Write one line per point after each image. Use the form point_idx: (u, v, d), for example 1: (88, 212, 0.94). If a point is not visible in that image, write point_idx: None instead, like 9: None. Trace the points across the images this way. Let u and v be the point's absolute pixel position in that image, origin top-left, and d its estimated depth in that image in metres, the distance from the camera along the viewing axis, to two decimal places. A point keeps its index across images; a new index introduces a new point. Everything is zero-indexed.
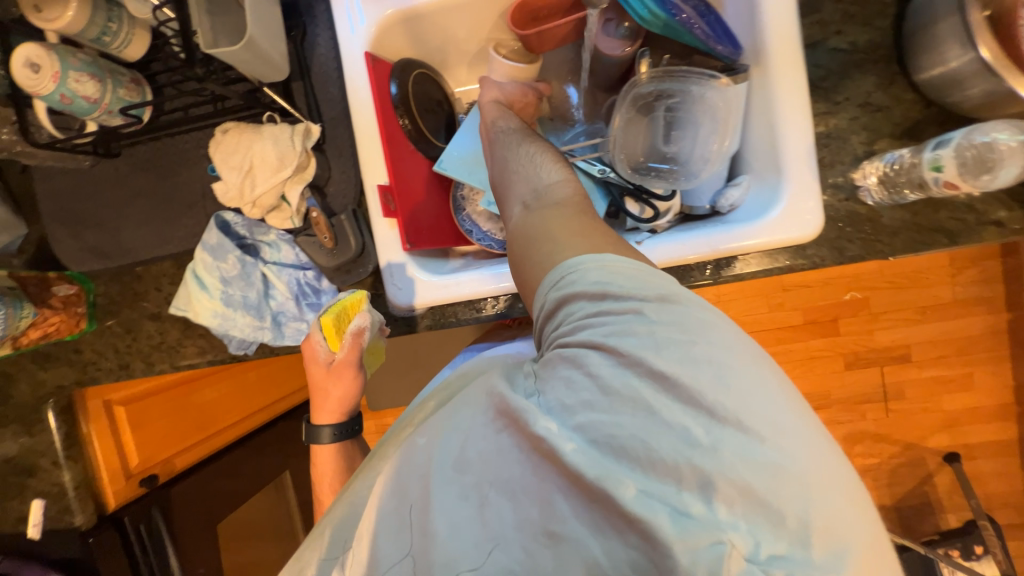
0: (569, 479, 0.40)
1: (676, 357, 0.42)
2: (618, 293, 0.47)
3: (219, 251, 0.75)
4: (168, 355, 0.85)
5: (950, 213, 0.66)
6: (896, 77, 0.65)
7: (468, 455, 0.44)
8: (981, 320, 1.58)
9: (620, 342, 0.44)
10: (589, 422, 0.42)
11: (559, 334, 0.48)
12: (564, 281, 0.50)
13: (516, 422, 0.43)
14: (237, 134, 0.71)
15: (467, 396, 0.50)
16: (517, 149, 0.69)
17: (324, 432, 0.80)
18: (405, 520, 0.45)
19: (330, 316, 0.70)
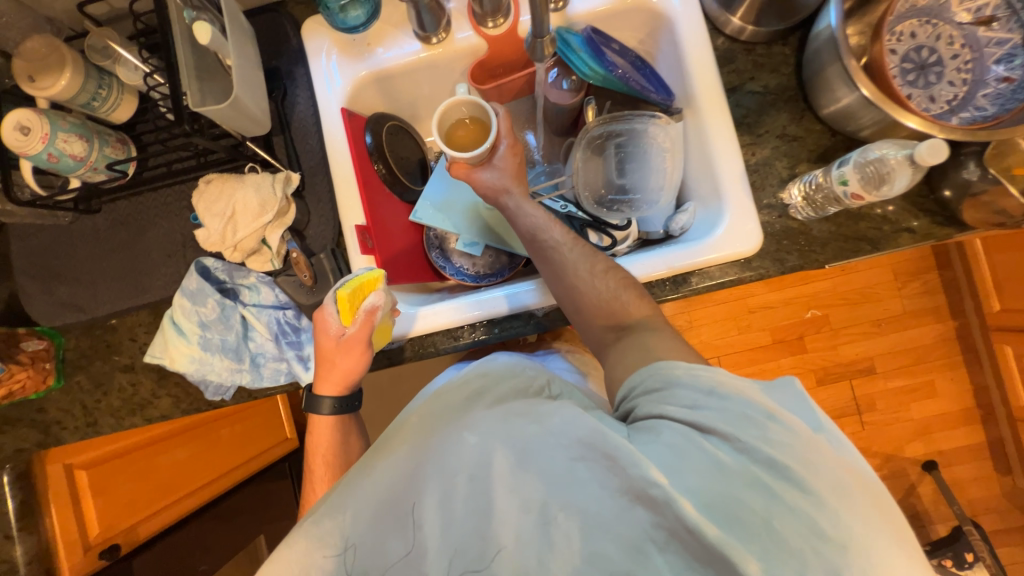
0: (663, 521, 0.43)
1: (802, 457, 0.44)
2: (727, 388, 0.50)
3: (198, 296, 0.77)
4: (141, 407, 0.84)
5: (869, 224, 0.75)
6: (805, 112, 0.76)
7: (543, 480, 0.47)
8: (932, 329, 1.68)
9: (739, 433, 0.46)
10: (705, 492, 0.44)
11: (665, 411, 0.50)
12: (667, 371, 0.53)
13: (612, 463, 0.46)
14: (220, 184, 0.75)
15: (526, 406, 0.52)
16: (582, 259, 0.70)
17: (324, 403, 0.74)
18: (463, 524, 0.47)
19: (345, 291, 0.67)
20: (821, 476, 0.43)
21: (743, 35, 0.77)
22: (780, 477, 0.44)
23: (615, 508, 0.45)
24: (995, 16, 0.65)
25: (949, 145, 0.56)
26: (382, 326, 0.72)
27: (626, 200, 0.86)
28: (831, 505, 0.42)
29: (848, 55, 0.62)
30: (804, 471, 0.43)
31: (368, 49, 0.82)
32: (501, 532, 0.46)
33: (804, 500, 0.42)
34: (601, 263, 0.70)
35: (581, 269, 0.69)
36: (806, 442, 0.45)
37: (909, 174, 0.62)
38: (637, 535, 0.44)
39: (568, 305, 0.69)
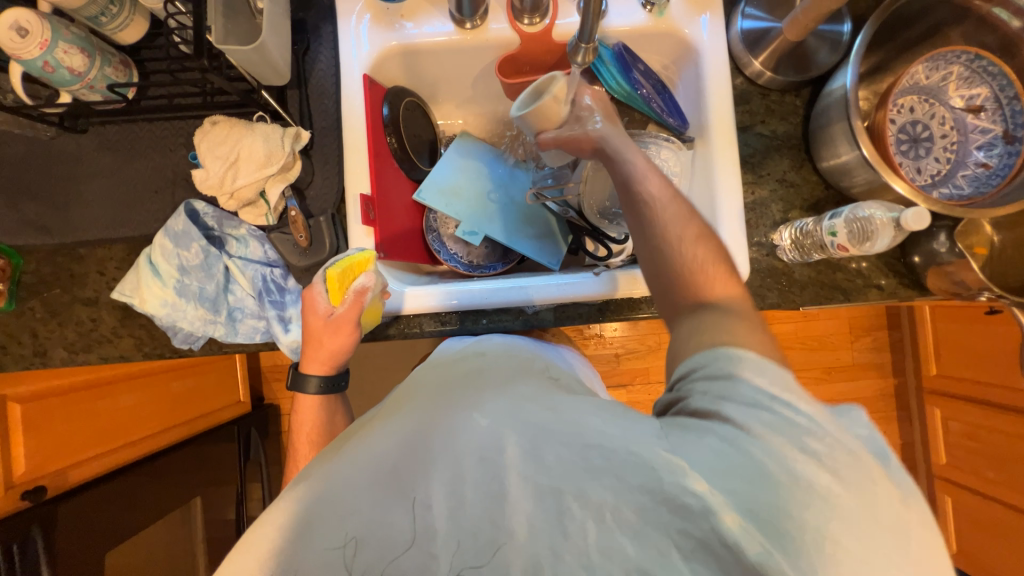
0: (692, 529, 0.42)
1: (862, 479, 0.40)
2: (796, 395, 0.44)
3: (183, 239, 0.74)
4: (98, 345, 0.79)
5: (845, 275, 0.80)
6: (805, 162, 0.81)
7: (556, 469, 0.47)
8: (874, 384, 1.81)
9: (796, 437, 0.41)
10: (751, 504, 0.40)
11: (714, 402, 0.46)
12: (733, 359, 0.47)
13: (639, 463, 0.44)
14: (226, 127, 0.72)
15: (538, 395, 0.54)
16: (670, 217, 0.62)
17: (310, 381, 0.73)
18: (472, 507, 0.48)
19: (335, 270, 0.67)
20: (882, 513, 0.39)
21: (761, 79, 0.82)
22: (844, 498, 0.40)
23: (639, 511, 0.44)
24: (983, 107, 0.70)
25: (930, 215, 0.61)
26: (372, 309, 0.71)
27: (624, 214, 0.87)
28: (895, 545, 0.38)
29: (856, 115, 0.66)
30: (869, 500, 0.39)
31: (400, 21, 0.81)
32: (514, 520, 0.47)
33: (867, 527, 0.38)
34: (696, 228, 0.61)
35: (672, 231, 0.60)
36: (865, 464, 0.40)
37: (890, 236, 0.66)
38: (654, 537, 0.43)
39: (653, 271, 0.61)
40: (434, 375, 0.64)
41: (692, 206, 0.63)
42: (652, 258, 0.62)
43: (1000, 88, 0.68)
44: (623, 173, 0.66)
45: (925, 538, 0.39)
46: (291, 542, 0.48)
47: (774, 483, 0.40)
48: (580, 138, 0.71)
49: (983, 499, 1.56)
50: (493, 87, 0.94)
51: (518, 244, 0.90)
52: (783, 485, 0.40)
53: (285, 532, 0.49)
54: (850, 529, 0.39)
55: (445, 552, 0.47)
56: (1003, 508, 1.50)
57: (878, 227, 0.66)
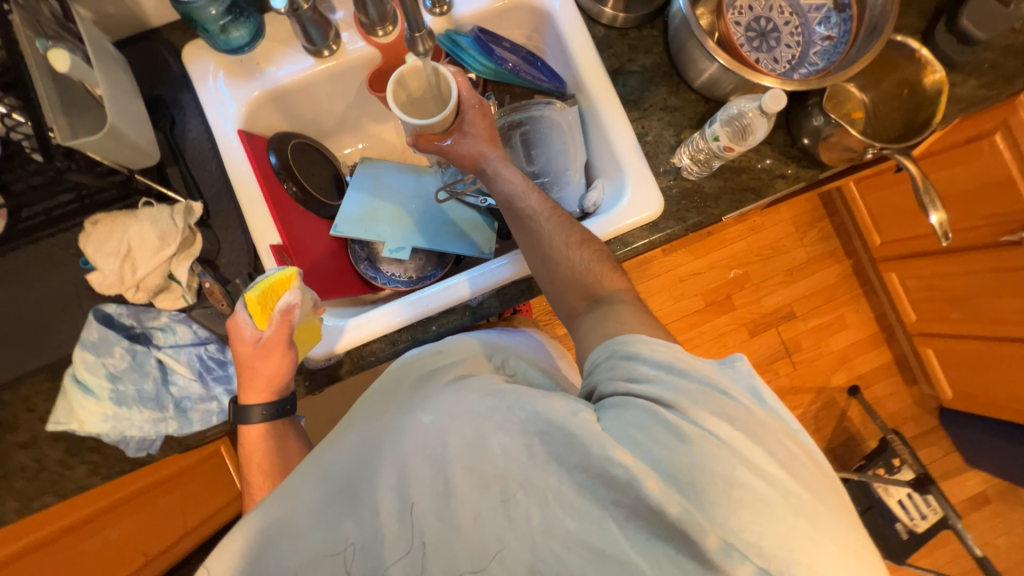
0: (623, 499, 0.43)
1: (739, 427, 0.45)
2: (684, 362, 0.50)
3: (103, 347, 0.70)
4: (52, 483, 0.74)
5: (750, 176, 0.84)
6: (680, 85, 0.85)
7: (500, 458, 0.47)
8: (833, 270, 1.90)
9: (684, 403, 0.46)
10: (661, 461, 0.44)
11: (617, 386, 0.50)
12: (628, 345, 0.53)
13: (568, 439, 0.46)
14: (109, 222, 0.70)
15: (482, 382, 0.55)
16: (554, 229, 0.68)
17: (252, 412, 0.70)
18: (420, 509, 0.48)
19: (253, 294, 0.66)
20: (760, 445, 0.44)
21: (616, 22, 0.85)
22: (738, 442, 0.44)
23: (575, 486, 0.45)
24: None
25: (785, 95, 0.65)
26: (306, 325, 0.71)
27: None
28: (774, 467, 0.43)
29: (702, 31, 0.69)
30: (750, 437, 0.44)
31: (259, 69, 0.80)
32: (460, 512, 0.47)
33: (748, 460, 0.43)
34: (579, 234, 0.68)
35: (557, 241, 0.67)
36: (744, 412, 0.46)
37: (764, 124, 0.70)
38: (593, 511, 0.44)
39: (541, 276, 0.67)
40: (376, 388, 0.63)
41: (570, 217, 0.69)
42: (544, 266, 0.67)
43: None
44: (508, 194, 0.72)
45: (805, 464, 0.44)
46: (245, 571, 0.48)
47: (684, 438, 0.44)
48: (465, 157, 0.74)
49: (959, 339, 1.65)
50: (376, 106, 0.95)
51: (449, 245, 0.91)
52: (698, 442, 0.44)
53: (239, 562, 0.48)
54: (744, 465, 0.42)
55: (394, 559, 0.47)
56: (977, 341, 1.58)
57: (752, 119, 0.70)
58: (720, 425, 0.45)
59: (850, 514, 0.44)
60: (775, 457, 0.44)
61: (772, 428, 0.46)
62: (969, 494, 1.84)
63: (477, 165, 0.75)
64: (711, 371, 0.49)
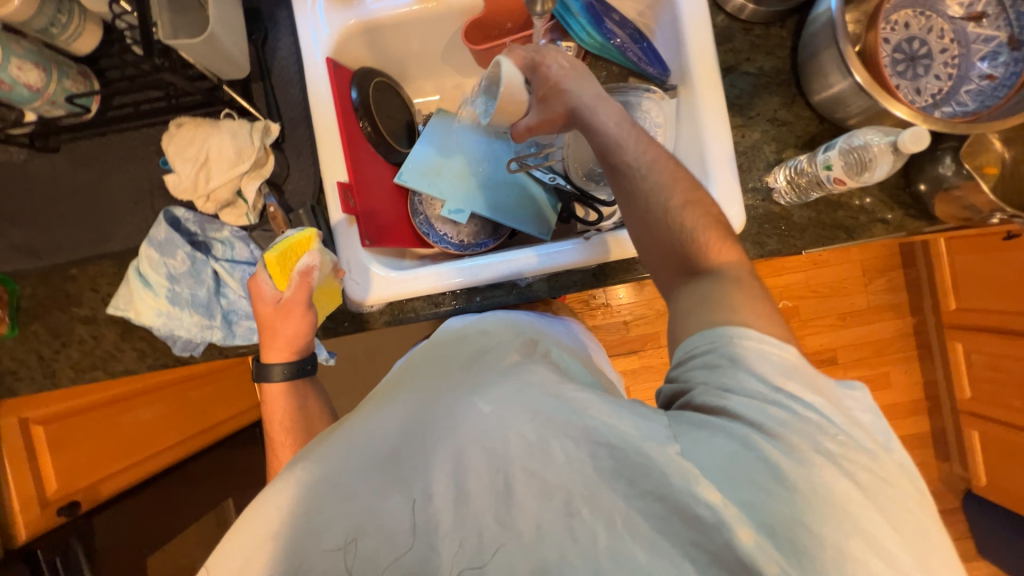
0: (706, 544, 0.41)
1: (857, 481, 0.42)
2: (792, 386, 0.46)
3: (167, 247, 0.73)
4: (103, 360, 0.80)
5: (847, 213, 0.77)
6: (796, 98, 0.77)
7: (564, 465, 0.47)
8: (892, 325, 1.77)
9: (795, 436, 0.44)
10: (759, 508, 0.41)
11: (716, 394, 0.48)
12: (733, 349, 0.49)
13: (642, 469, 0.45)
14: (193, 128, 0.71)
15: (547, 381, 0.54)
16: (664, 184, 0.63)
17: (273, 369, 0.73)
18: (477, 501, 0.48)
19: (272, 254, 0.67)
20: (879, 508, 0.41)
21: (743, 13, 0.77)
22: (851, 505, 0.41)
23: (647, 515, 0.44)
24: (984, 13, 0.65)
25: (929, 134, 0.58)
26: (325, 287, 0.72)
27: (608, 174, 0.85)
28: (892, 536, 0.40)
29: (845, 40, 0.61)
30: (867, 498, 0.41)
31: None
32: (519, 516, 0.46)
33: (860, 524, 0.40)
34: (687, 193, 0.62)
35: (666, 202, 0.62)
36: (864, 461, 0.43)
37: (889, 160, 0.63)
38: (667, 547, 0.42)
39: (646, 239, 0.63)
40: (433, 359, 0.65)
41: (688, 174, 0.64)
42: (649, 229, 0.63)
43: None
44: (606, 144, 0.67)
45: (925, 535, 0.41)
46: (294, 534, 0.48)
47: (790, 485, 0.42)
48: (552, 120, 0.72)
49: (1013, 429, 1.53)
50: (464, 57, 0.91)
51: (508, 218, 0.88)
52: (802, 492, 0.41)
53: (289, 524, 0.49)
54: (857, 532, 0.40)
55: (446, 549, 0.46)
56: None
57: (875, 154, 0.63)
58: (830, 475, 0.42)
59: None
60: (888, 519, 0.40)
61: (896, 486, 0.42)
62: None
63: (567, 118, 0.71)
64: (819, 402, 0.46)
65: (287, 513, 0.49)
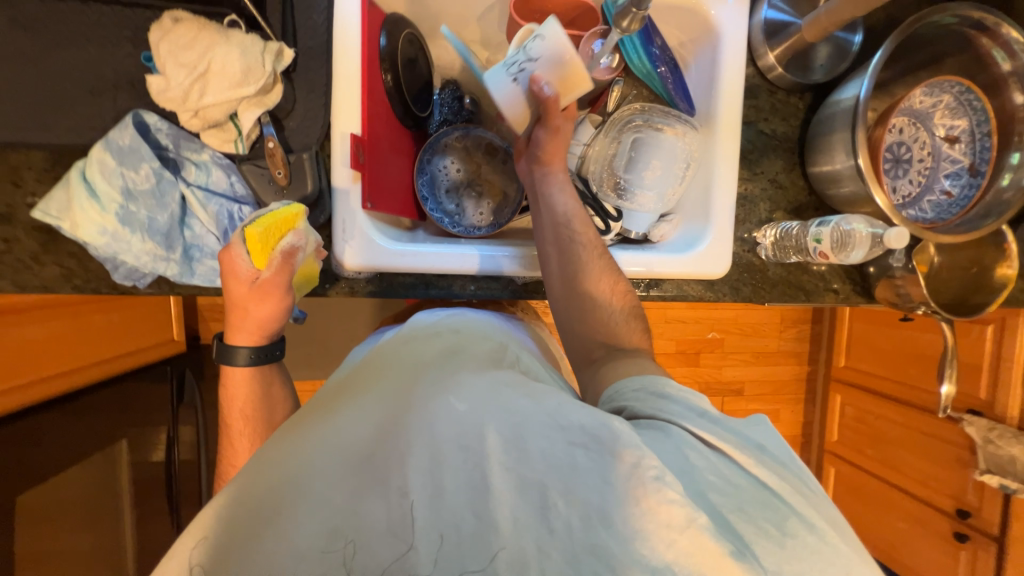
0: (677, 537, 0.41)
1: (783, 479, 0.46)
2: (717, 408, 0.51)
3: (129, 157, 0.63)
4: (12, 271, 0.66)
5: (810, 278, 0.86)
6: (796, 166, 0.84)
7: (540, 460, 0.46)
8: (792, 369, 2.04)
9: (728, 445, 0.46)
10: (717, 508, 0.43)
11: (646, 415, 0.50)
12: (661, 384, 0.53)
13: (625, 462, 0.43)
14: (194, 27, 0.60)
15: (517, 380, 0.53)
16: (592, 265, 0.68)
17: (239, 352, 0.66)
18: (452, 496, 0.45)
19: (255, 229, 0.59)
20: (806, 503, 0.45)
21: (771, 74, 0.82)
22: (784, 497, 0.44)
23: (623, 508, 0.42)
24: (959, 138, 0.76)
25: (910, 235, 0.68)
26: (306, 269, 0.67)
27: (617, 192, 0.86)
28: (822, 522, 0.44)
29: (863, 128, 0.68)
30: (796, 494, 0.45)
31: None
32: (496, 509, 0.44)
33: (799, 517, 0.43)
34: (621, 285, 0.69)
35: (597, 285, 0.67)
36: (783, 464, 0.47)
37: (864, 247, 0.72)
38: (642, 539, 0.41)
39: (575, 312, 0.67)
40: (403, 352, 0.62)
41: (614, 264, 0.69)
42: (583, 306, 0.67)
43: (977, 123, 0.75)
44: (560, 216, 0.69)
45: (839, 523, 0.46)
46: (253, 532, 0.45)
47: (736, 489, 0.44)
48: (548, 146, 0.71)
49: (862, 471, 1.85)
50: (501, 33, 0.87)
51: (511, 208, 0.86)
52: (743, 496, 0.44)
53: (248, 521, 0.45)
54: (800, 524, 0.43)
55: (423, 546, 0.44)
56: (875, 479, 1.80)
57: (856, 240, 0.71)
58: (765, 479, 0.45)
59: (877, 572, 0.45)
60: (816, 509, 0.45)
61: (808, 482, 0.48)
62: None
63: (547, 161, 0.71)
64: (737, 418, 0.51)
65: (245, 514, 0.46)
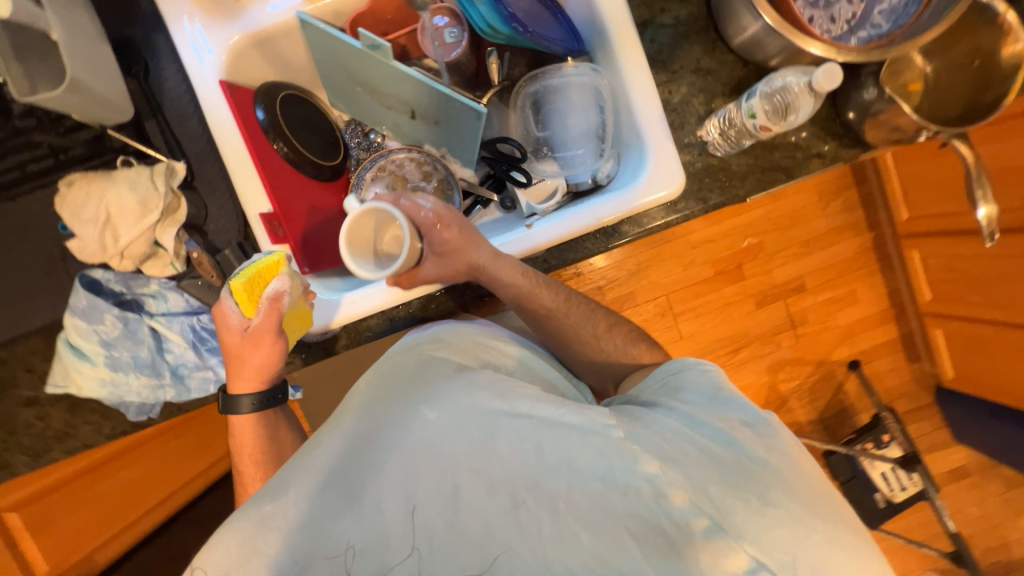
0: (636, 500, 0.56)
1: (760, 449, 0.58)
2: (723, 394, 0.65)
3: (93, 314, 0.69)
4: (57, 442, 0.76)
5: (782, 153, 0.77)
6: (717, 42, 0.74)
7: (507, 458, 0.60)
8: (852, 243, 1.83)
9: (710, 421, 0.61)
10: (675, 470, 0.57)
11: (659, 399, 0.68)
12: (676, 376, 0.70)
13: (599, 449, 0.60)
14: (85, 184, 0.64)
15: (489, 384, 0.67)
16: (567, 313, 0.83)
17: (241, 402, 0.72)
18: (428, 508, 0.57)
19: (238, 281, 0.64)
20: (786, 471, 0.56)
21: None
22: (752, 464, 0.57)
23: (596, 491, 0.58)
24: None
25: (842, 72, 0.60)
26: (297, 311, 0.70)
27: (546, 154, 0.84)
28: (786, 482, 0.55)
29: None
30: (770, 463, 0.57)
31: (240, 7, 0.72)
32: (470, 516, 0.57)
33: (761, 477, 0.55)
34: (604, 322, 0.85)
35: (582, 321, 0.83)
36: (768, 439, 0.59)
37: (810, 101, 0.64)
38: (603, 523, 0.56)
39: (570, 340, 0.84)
40: (381, 379, 0.72)
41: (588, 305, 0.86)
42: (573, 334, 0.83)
43: None
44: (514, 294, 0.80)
45: (815, 488, 0.56)
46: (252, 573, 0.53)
47: (712, 455, 0.58)
48: (453, 272, 0.78)
49: (973, 322, 1.62)
50: None
51: (456, 202, 0.90)
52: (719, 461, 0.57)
53: (247, 559, 0.54)
54: (764, 482, 0.55)
55: (402, 558, 0.55)
56: (989, 327, 1.56)
57: (796, 94, 0.63)
58: (742, 448, 0.58)
59: (860, 532, 0.54)
60: (789, 470, 0.57)
61: (794, 458, 0.58)
62: (951, 467, 1.88)
63: (467, 267, 0.78)
64: (738, 405, 0.63)
65: (236, 550, 0.54)
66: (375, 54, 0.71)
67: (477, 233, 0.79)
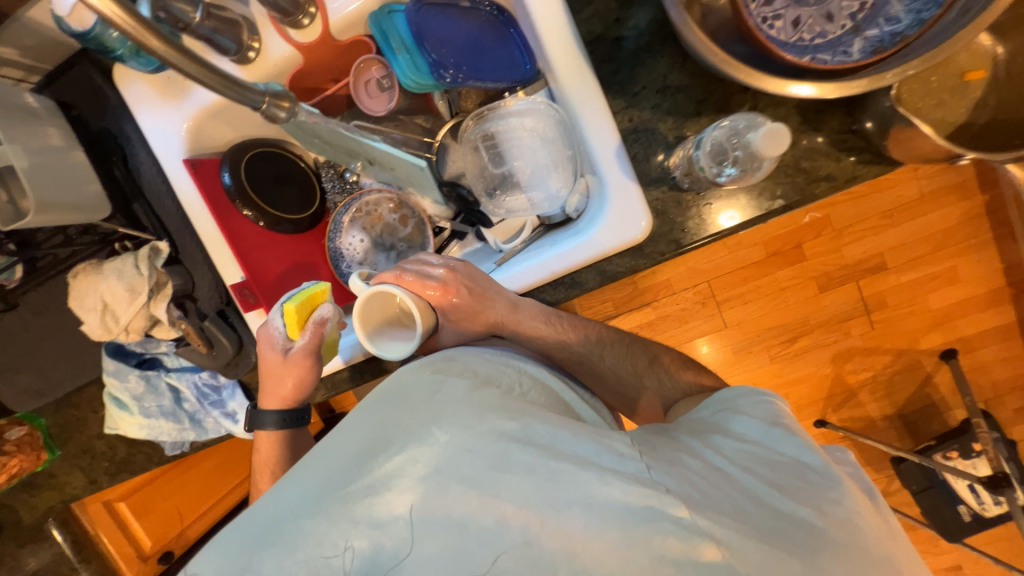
0: (675, 555, 0.45)
1: (830, 510, 0.48)
2: (787, 429, 0.54)
3: (121, 375, 0.81)
4: (124, 464, 0.93)
5: (778, 179, 0.62)
6: (685, 52, 0.62)
7: (520, 491, 0.48)
8: (954, 210, 1.33)
9: (774, 470, 0.50)
10: (729, 527, 0.46)
11: (714, 434, 0.56)
12: (730, 403, 0.59)
13: (640, 489, 0.48)
14: (85, 277, 0.73)
15: (505, 403, 0.53)
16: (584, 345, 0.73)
17: (268, 416, 0.77)
18: (426, 539, 0.49)
19: (292, 306, 0.68)
20: (856, 543, 0.47)
21: None
22: (821, 530, 0.46)
23: (624, 543, 0.46)
24: None
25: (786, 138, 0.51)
26: (333, 339, 0.74)
27: (507, 193, 0.77)
28: (858, 552, 0.46)
29: (672, 4, 0.49)
30: (839, 527, 0.47)
31: (187, 85, 0.74)
32: (475, 553, 0.48)
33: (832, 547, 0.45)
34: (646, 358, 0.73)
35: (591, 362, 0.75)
36: (839, 497, 0.49)
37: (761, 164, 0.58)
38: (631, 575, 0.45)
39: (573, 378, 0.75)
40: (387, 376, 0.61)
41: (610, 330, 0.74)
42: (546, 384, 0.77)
43: None
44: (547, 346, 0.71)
45: (884, 563, 0.47)
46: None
47: (779, 514, 0.47)
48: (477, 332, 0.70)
49: None
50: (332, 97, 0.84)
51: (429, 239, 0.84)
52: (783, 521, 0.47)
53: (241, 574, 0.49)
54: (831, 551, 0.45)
55: None
56: None
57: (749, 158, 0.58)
58: (812, 508, 0.48)
59: None
60: (862, 542, 0.47)
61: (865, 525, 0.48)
62: None
63: (490, 328, 0.70)
64: (804, 453, 0.52)
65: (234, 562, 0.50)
66: (312, 121, 0.69)
67: (487, 285, 0.70)
